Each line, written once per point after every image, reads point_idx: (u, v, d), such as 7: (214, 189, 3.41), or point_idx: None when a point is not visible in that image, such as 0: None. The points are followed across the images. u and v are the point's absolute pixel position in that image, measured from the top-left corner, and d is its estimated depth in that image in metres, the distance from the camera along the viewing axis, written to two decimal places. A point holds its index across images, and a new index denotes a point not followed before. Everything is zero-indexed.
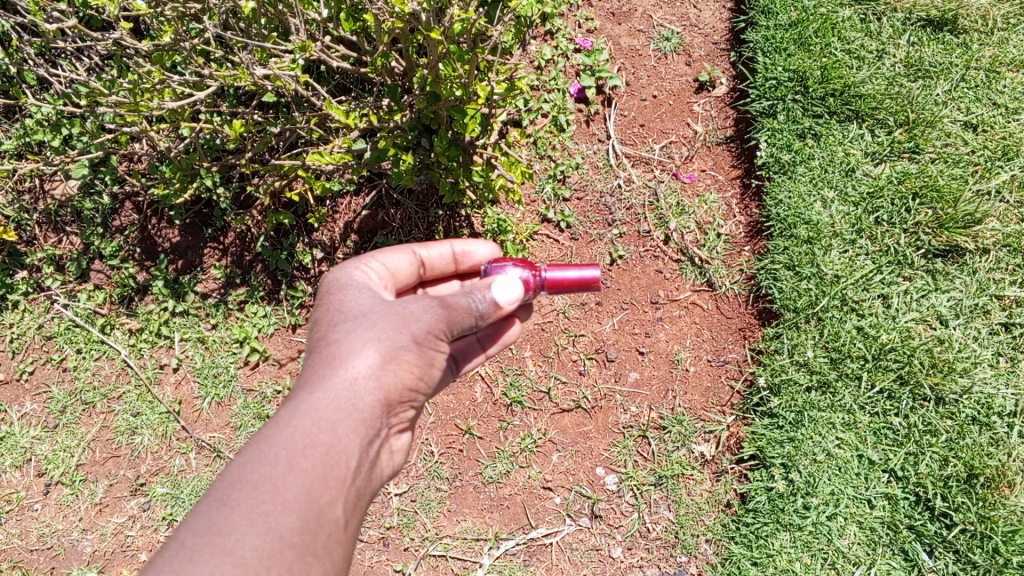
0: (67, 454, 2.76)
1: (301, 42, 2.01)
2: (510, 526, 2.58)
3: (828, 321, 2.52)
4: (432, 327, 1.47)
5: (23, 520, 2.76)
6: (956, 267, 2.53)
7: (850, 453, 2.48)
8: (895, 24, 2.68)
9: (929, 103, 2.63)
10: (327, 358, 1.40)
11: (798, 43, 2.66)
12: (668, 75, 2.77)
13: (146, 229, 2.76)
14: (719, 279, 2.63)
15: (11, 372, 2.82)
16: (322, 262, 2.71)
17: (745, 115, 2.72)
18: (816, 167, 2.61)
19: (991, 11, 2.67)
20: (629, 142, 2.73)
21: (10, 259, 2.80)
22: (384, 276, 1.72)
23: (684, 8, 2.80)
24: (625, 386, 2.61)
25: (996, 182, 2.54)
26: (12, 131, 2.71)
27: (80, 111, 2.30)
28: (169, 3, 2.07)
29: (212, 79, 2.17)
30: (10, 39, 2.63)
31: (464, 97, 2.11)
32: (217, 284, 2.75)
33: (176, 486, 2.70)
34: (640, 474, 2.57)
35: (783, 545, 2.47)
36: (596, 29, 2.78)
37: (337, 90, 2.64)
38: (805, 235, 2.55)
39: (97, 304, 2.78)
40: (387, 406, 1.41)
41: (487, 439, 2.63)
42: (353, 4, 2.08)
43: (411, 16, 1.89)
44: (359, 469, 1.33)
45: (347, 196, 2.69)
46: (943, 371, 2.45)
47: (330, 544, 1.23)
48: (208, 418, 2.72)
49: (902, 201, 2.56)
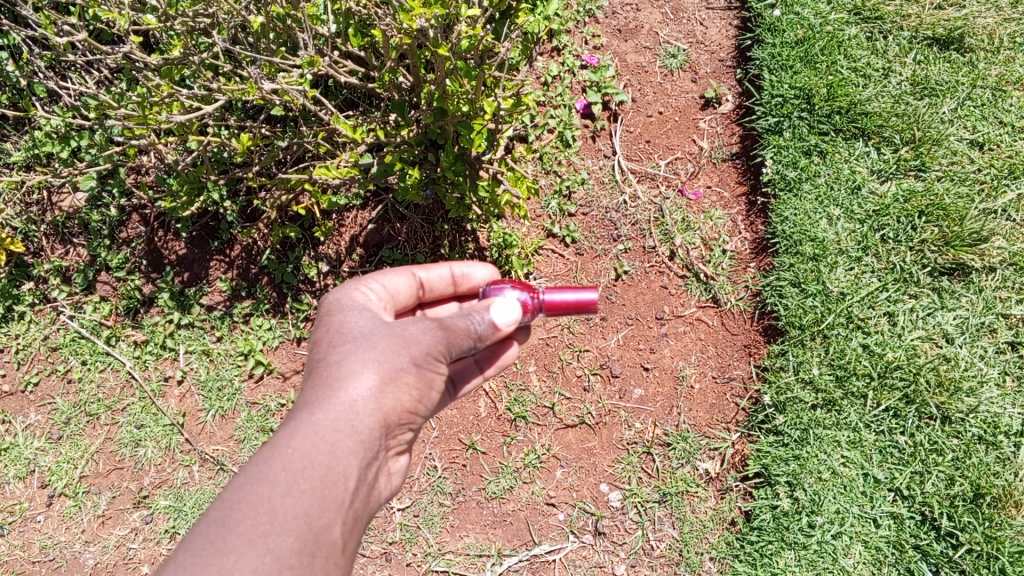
0: (71, 466, 2.76)
1: (310, 56, 2.06)
2: (513, 542, 2.57)
3: (834, 339, 2.52)
4: (432, 349, 1.47)
5: (26, 531, 2.75)
6: (962, 285, 2.52)
7: (856, 472, 2.47)
8: (901, 43, 2.69)
9: (935, 121, 2.63)
10: (327, 378, 1.40)
11: (804, 60, 2.67)
12: (673, 91, 2.78)
13: (153, 241, 2.77)
14: (724, 295, 2.62)
15: (15, 384, 2.83)
16: (328, 276, 2.72)
17: (751, 132, 2.71)
18: (822, 185, 2.61)
19: (998, 30, 2.68)
20: (635, 158, 2.73)
21: (18, 270, 2.81)
22: (383, 297, 1.72)
23: (690, 25, 2.81)
24: (630, 403, 2.60)
25: (1002, 200, 2.54)
26: (21, 143, 2.74)
27: (89, 123, 2.29)
28: (179, 18, 2.06)
29: (220, 93, 2.17)
30: (21, 51, 2.66)
31: (471, 113, 2.14)
32: (222, 296, 2.75)
33: (180, 499, 2.70)
34: (644, 490, 2.56)
35: (788, 564, 2.46)
36: (603, 46, 2.79)
37: (344, 105, 2.66)
38: (811, 252, 2.55)
39: (103, 315, 2.79)
40: (386, 428, 1.40)
41: (491, 454, 2.62)
42: (361, 20, 2.14)
43: (419, 33, 1.90)
44: (357, 490, 1.33)
45: (353, 209, 2.70)
46: (950, 390, 2.45)
47: (328, 566, 1.23)
48: (212, 431, 2.72)
49: (908, 218, 2.56)
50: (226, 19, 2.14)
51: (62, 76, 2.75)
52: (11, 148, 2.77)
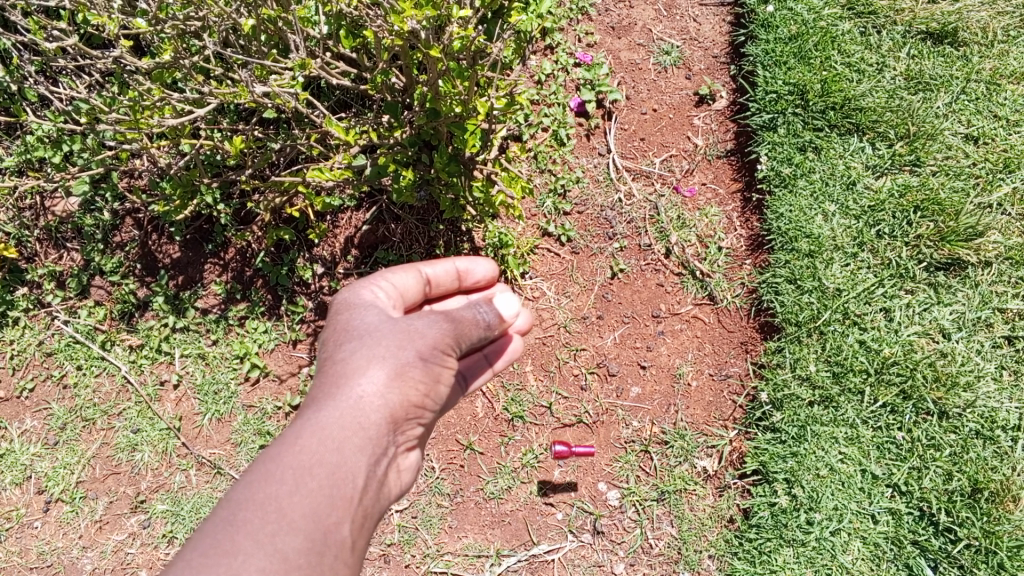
0: (67, 471, 2.75)
1: (300, 59, 2.02)
2: (512, 542, 2.57)
3: (831, 335, 2.51)
4: (437, 343, 1.47)
5: (23, 538, 2.75)
6: (958, 280, 2.52)
7: (854, 468, 2.47)
8: (895, 37, 2.69)
9: (929, 116, 2.63)
10: (334, 376, 1.40)
11: (798, 56, 2.66)
12: (668, 88, 2.77)
13: (147, 245, 2.77)
14: (721, 292, 2.62)
15: (11, 390, 2.82)
16: (323, 277, 2.71)
17: (745, 128, 2.71)
18: (817, 181, 2.60)
19: (991, 24, 2.68)
20: (629, 155, 2.73)
21: (11, 275, 2.80)
22: (392, 295, 1.69)
23: (683, 22, 2.80)
24: (627, 401, 2.60)
25: (997, 194, 2.54)
26: (13, 148, 2.73)
27: (80, 128, 2.28)
28: (168, 21, 2.07)
29: (212, 97, 2.15)
30: (11, 56, 2.65)
31: (464, 113, 2.13)
32: (217, 299, 2.74)
33: (177, 503, 2.69)
34: (642, 489, 2.56)
35: (786, 561, 2.45)
36: (596, 43, 2.79)
37: (338, 106, 2.65)
38: (807, 248, 2.55)
39: (98, 320, 2.78)
40: (394, 424, 1.39)
41: (489, 455, 2.61)
42: (353, 21, 2.12)
43: (410, 35, 1.88)
44: (367, 488, 1.31)
45: (348, 211, 2.70)
46: (947, 385, 2.45)
47: (337, 566, 1.21)
48: (209, 434, 2.71)
49: (904, 213, 2.55)
50: (217, 22, 2.12)
51: (54, 81, 2.74)
52: (3, 153, 2.76)
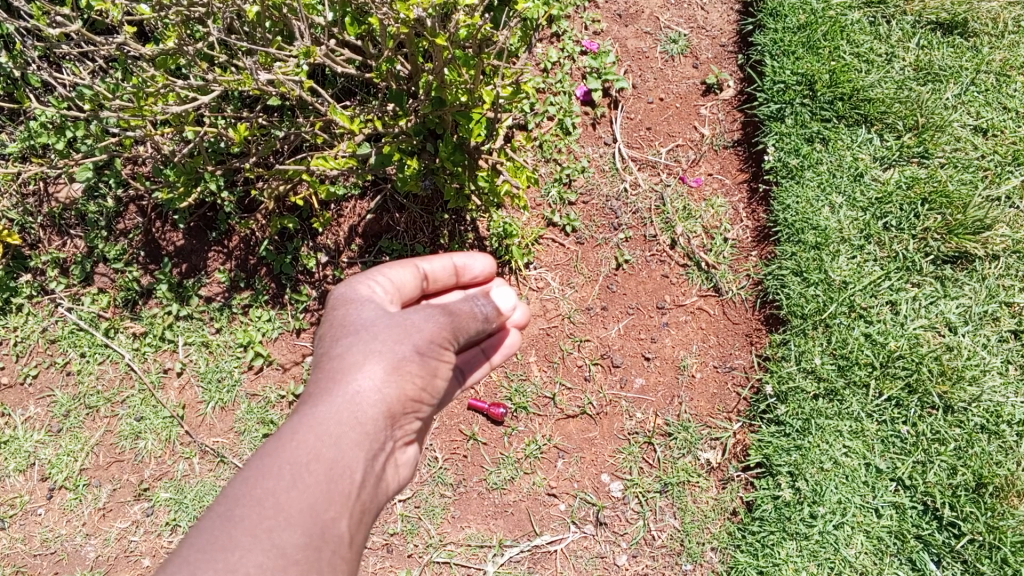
0: (72, 458, 2.76)
1: (305, 46, 1.99)
2: (515, 532, 2.58)
3: (836, 328, 2.50)
4: (434, 337, 1.47)
5: (28, 524, 2.75)
6: (965, 274, 2.51)
7: (858, 462, 2.46)
8: (905, 28, 2.66)
9: (938, 107, 2.60)
10: (330, 372, 1.38)
11: (806, 46, 2.63)
12: (675, 77, 2.75)
13: (150, 232, 2.76)
14: (726, 284, 2.61)
15: (15, 376, 2.82)
16: (326, 266, 2.70)
17: (752, 118, 2.69)
18: (824, 172, 2.58)
19: (1002, 14, 2.65)
20: (635, 145, 2.71)
21: (15, 262, 2.79)
22: (389, 290, 1.67)
23: (691, 10, 2.77)
24: (631, 392, 2.59)
25: (1005, 188, 2.52)
26: (16, 134, 2.72)
27: (84, 115, 2.26)
28: (173, 8, 2.04)
29: (216, 84, 2.12)
30: (14, 41, 2.63)
31: (470, 102, 2.10)
32: (221, 288, 2.73)
33: (181, 491, 2.70)
34: (645, 481, 2.56)
35: (789, 554, 2.45)
36: (603, 31, 2.76)
37: (342, 94, 2.63)
38: (813, 240, 2.53)
39: (102, 307, 2.77)
40: (392, 418, 1.38)
41: (492, 445, 2.61)
42: (358, 8, 2.09)
43: (417, 22, 1.85)
44: (364, 483, 1.30)
45: (352, 199, 2.68)
46: (952, 379, 2.44)
47: (335, 561, 1.19)
48: (213, 422, 2.72)
49: (911, 206, 2.53)
50: (222, 8, 2.09)
51: (56, 66, 2.72)
52: (7, 139, 2.74)
